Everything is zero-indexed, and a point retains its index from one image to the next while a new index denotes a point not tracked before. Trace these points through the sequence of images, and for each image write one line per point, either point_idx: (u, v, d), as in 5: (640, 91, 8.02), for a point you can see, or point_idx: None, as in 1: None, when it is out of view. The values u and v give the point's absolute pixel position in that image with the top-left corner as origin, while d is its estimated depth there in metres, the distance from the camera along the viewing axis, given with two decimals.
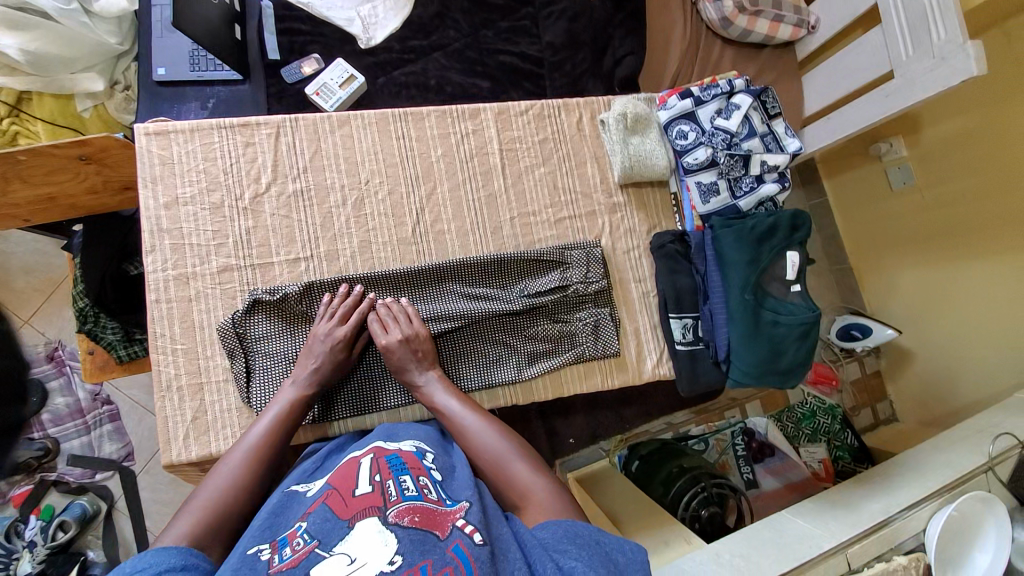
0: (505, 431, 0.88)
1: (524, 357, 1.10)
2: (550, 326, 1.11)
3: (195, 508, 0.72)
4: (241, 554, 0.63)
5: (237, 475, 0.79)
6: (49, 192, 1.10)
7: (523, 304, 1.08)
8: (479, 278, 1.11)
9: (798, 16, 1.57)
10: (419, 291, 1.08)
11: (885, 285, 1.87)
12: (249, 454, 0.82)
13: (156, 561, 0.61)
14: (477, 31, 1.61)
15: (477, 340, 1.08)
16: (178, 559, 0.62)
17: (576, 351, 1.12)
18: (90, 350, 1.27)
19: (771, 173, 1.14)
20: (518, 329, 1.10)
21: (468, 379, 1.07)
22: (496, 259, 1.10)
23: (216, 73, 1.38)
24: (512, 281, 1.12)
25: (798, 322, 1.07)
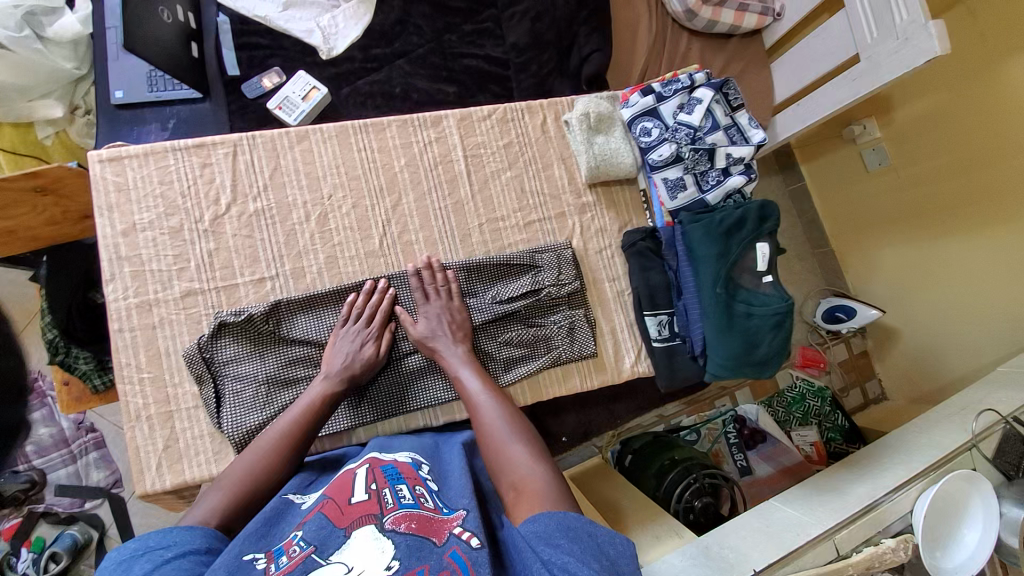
0: (517, 416, 0.88)
1: (501, 364, 1.09)
2: (524, 331, 1.10)
3: (229, 482, 0.79)
4: (235, 559, 0.64)
5: (263, 461, 0.82)
6: (9, 226, 1.08)
7: (496, 311, 1.08)
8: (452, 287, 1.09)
9: (762, 4, 1.58)
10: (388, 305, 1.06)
11: (865, 264, 1.87)
12: (280, 440, 0.85)
13: (184, 540, 0.65)
14: (440, 35, 1.60)
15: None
16: (203, 542, 0.67)
17: (551, 355, 1.11)
18: (65, 381, 1.22)
19: (737, 165, 1.14)
20: (493, 336, 1.09)
21: (443, 390, 1.06)
22: (467, 266, 1.09)
23: (174, 92, 1.35)
24: (484, 287, 1.11)
25: (771, 312, 1.07)
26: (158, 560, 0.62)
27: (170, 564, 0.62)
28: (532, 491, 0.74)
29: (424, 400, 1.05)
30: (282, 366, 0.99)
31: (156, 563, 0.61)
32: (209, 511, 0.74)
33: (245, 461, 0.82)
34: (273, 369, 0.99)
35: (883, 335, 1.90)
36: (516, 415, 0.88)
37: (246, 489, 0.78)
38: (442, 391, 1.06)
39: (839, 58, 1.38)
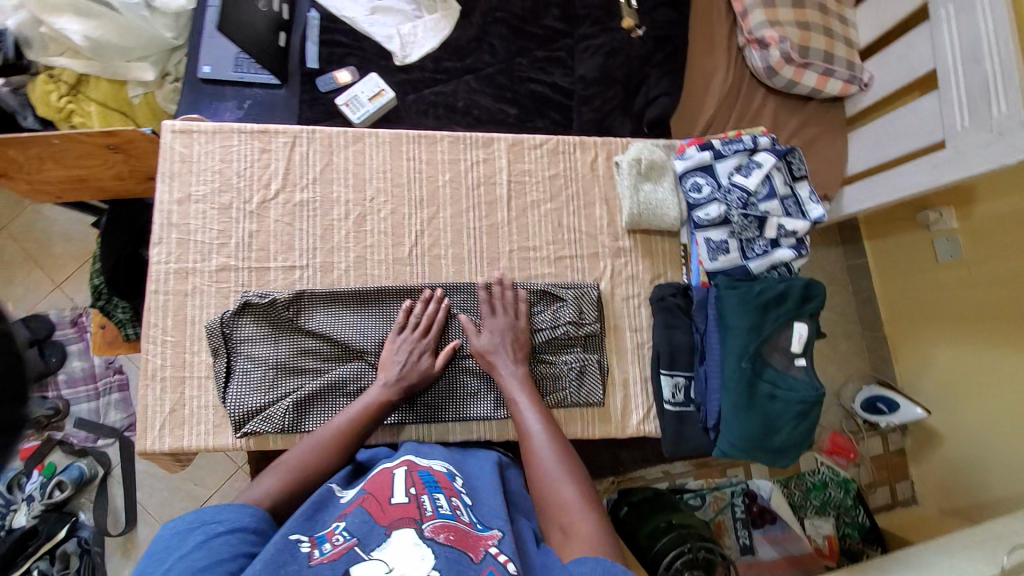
0: (575, 458, 0.86)
1: (501, 395, 1.08)
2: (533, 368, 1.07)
3: (289, 464, 0.83)
4: (284, 538, 0.67)
5: (322, 453, 0.86)
6: (79, 174, 1.18)
7: None
8: (471, 306, 1.09)
9: (851, 72, 1.51)
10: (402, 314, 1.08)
11: (917, 358, 1.73)
12: (336, 434, 0.89)
13: (232, 517, 0.69)
14: (513, 57, 1.62)
15: (456, 370, 1.07)
16: (252, 521, 0.70)
17: (555, 397, 1.07)
18: (102, 324, 1.31)
19: (788, 238, 1.08)
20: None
21: (445, 409, 1.06)
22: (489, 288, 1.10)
23: (256, 76, 1.45)
24: None
25: (798, 398, 1.00)
26: (209, 532, 0.66)
27: (220, 537, 0.66)
28: (580, 533, 0.73)
29: (419, 416, 1.05)
30: (293, 355, 1.02)
31: (208, 534, 0.66)
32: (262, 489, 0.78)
33: (309, 446, 0.87)
34: (283, 356, 1.02)
35: (923, 436, 1.74)
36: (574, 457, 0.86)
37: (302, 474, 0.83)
38: (437, 411, 1.06)
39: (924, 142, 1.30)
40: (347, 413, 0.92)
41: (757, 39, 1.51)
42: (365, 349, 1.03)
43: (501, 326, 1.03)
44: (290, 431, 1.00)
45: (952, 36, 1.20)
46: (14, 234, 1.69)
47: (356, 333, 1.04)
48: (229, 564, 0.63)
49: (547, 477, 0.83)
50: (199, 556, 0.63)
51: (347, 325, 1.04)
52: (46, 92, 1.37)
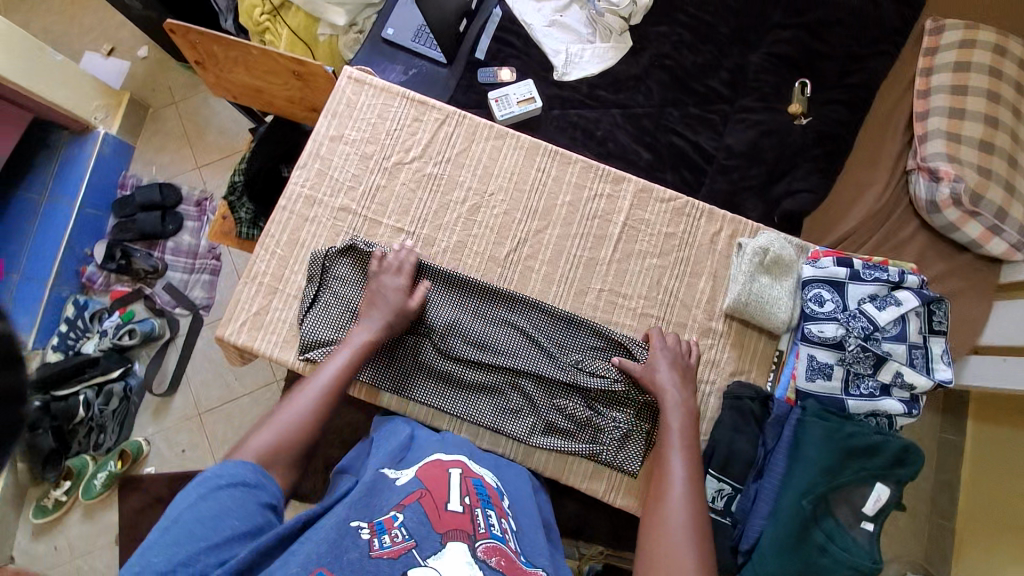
0: (704, 528, 0.84)
1: (541, 423, 1.06)
2: (580, 409, 1.05)
3: (287, 421, 0.84)
4: (344, 523, 0.72)
5: (310, 403, 0.87)
6: (260, 86, 1.31)
7: (570, 377, 1.05)
8: (545, 326, 1.09)
9: (1020, 239, 1.36)
10: (479, 308, 1.09)
11: (986, 569, 1.49)
12: (325, 387, 0.89)
13: (236, 472, 0.74)
14: (665, 106, 1.61)
15: (508, 381, 1.07)
16: (254, 477, 0.74)
17: (592, 447, 1.05)
18: (224, 216, 1.44)
19: (901, 390, 0.98)
20: (550, 395, 1.06)
21: (482, 412, 1.05)
22: (569, 317, 1.09)
23: (428, 50, 1.56)
24: (570, 347, 1.08)
25: (849, 563, 0.90)
26: (212, 485, 0.71)
27: (223, 490, 0.71)
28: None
29: (458, 410, 1.05)
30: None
31: (210, 488, 0.71)
32: (256, 447, 0.80)
33: (299, 403, 0.86)
34: (362, 305, 1.07)
35: None
36: (705, 529, 0.84)
37: (305, 429, 0.84)
38: (476, 412, 1.06)
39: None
40: (332, 367, 0.91)
41: (930, 168, 1.39)
42: (435, 328, 1.06)
43: (671, 364, 1.02)
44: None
45: None
46: (182, 113, 1.91)
47: (432, 310, 1.07)
48: (236, 516, 0.69)
49: (671, 530, 0.83)
50: (205, 508, 0.69)
51: (428, 300, 1.08)
52: (253, 6, 1.56)
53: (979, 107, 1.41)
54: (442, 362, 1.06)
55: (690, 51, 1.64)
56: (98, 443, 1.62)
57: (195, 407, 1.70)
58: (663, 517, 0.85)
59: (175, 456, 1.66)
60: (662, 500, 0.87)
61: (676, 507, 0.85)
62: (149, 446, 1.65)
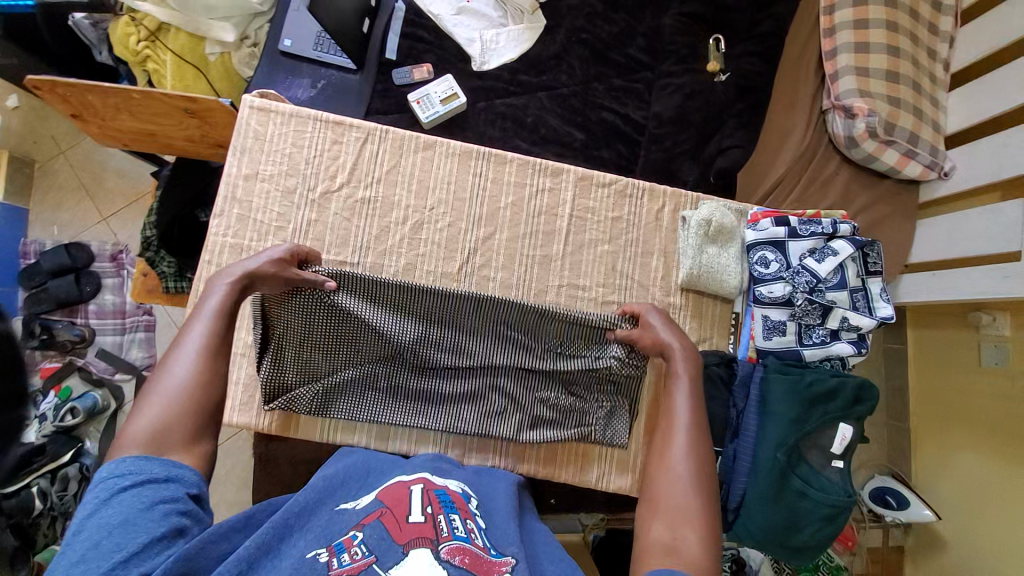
0: (709, 469, 0.80)
1: (526, 419, 1.05)
2: (563, 398, 1.06)
3: (167, 397, 0.74)
4: (300, 557, 0.65)
5: (191, 369, 0.77)
6: (152, 129, 1.19)
7: (550, 365, 1.04)
8: (516, 323, 1.05)
9: (932, 158, 1.44)
10: (444, 318, 1.04)
11: (939, 460, 1.66)
12: (201, 350, 0.79)
13: (141, 468, 0.67)
14: (589, 82, 1.59)
15: (487, 386, 1.06)
16: (162, 470, 0.67)
17: (580, 429, 1.06)
18: (145, 272, 1.33)
19: (849, 332, 1.04)
20: (531, 390, 1.06)
21: (464, 423, 1.04)
22: (539, 309, 1.04)
23: (334, 58, 1.45)
24: (546, 334, 1.05)
25: (828, 502, 0.97)
26: (113, 488, 0.64)
27: (127, 492, 0.64)
28: (685, 556, 0.70)
29: (442, 424, 1.04)
30: (330, 342, 1.01)
31: (109, 494, 0.63)
32: (139, 430, 0.70)
33: (175, 373, 0.76)
34: (319, 342, 1.00)
35: (926, 537, 1.66)
36: (710, 473, 0.80)
37: (193, 397, 0.75)
38: (460, 422, 1.04)
39: (997, 250, 1.29)
40: (200, 328, 0.81)
41: (844, 107, 1.42)
42: (403, 346, 1.02)
43: (663, 321, 1.00)
44: (318, 412, 1.02)
45: None
46: (72, 164, 1.72)
47: (396, 328, 1.02)
48: (150, 514, 0.62)
49: (674, 473, 0.79)
50: (111, 515, 0.61)
51: (389, 319, 1.02)
52: (126, 34, 1.39)
53: (881, 39, 1.43)
54: (418, 379, 1.05)
55: (604, 21, 1.61)
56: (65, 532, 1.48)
57: None
58: (670, 460, 0.80)
59: None
60: (667, 444, 0.83)
61: (681, 450, 0.81)
62: None
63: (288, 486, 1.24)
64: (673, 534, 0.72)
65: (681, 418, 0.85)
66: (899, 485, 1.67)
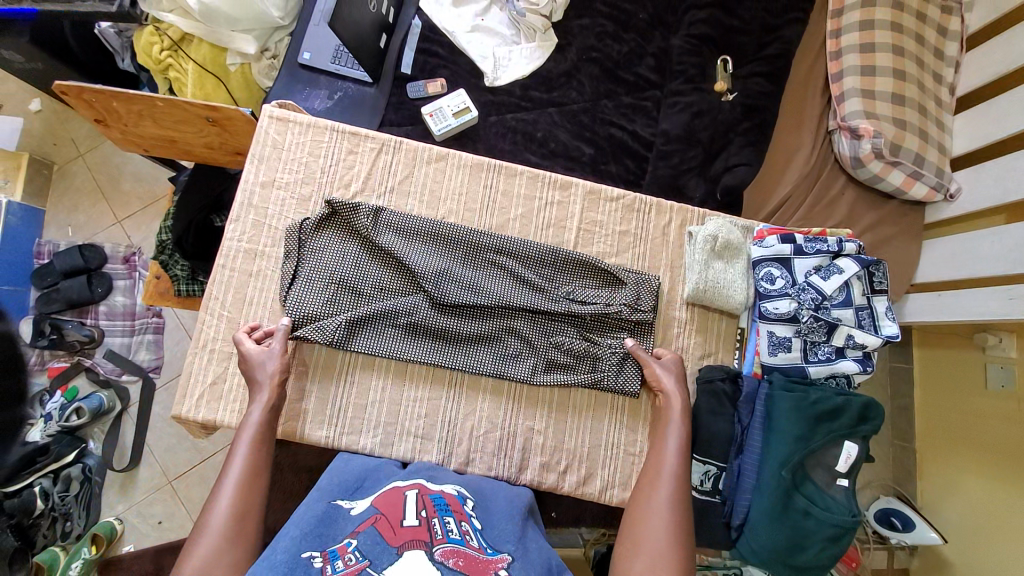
0: (685, 526, 0.89)
1: (541, 362, 1.08)
2: (578, 342, 1.09)
3: (214, 532, 0.80)
4: (296, 556, 0.72)
5: (240, 486, 0.85)
6: (172, 135, 1.22)
7: (565, 307, 1.08)
8: (532, 265, 1.11)
9: (939, 180, 1.46)
10: (467, 255, 1.10)
11: (945, 484, 1.64)
12: (246, 467, 0.87)
13: None
14: (598, 99, 1.62)
15: (503, 328, 1.08)
16: None
17: (593, 375, 1.08)
18: (158, 275, 1.36)
19: (855, 350, 1.04)
20: (546, 332, 1.09)
21: (482, 362, 1.07)
22: (555, 251, 1.11)
23: (351, 71, 1.49)
24: (558, 282, 1.12)
25: (832, 522, 0.96)
26: None
27: None
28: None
29: (459, 362, 1.06)
30: (356, 272, 1.05)
31: None
32: (200, 558, 0.77)
33: (219, 505, 0.83)
34: (345, 271, 1.05)
35: (932, 563, 1.63)
36: (684, 528, 0.88)
37: (233, 531, 0.81)
38: (476, 362, 1.07)
39: (999, 272, 1.30)
40: (244, 448, 0.89)
41: (851, 128, 1.46)
42: (426, 280, 1.05)
43: (672, 365, 1.07)
44: (338, 345, 1.03)
45: None
46: (91, 167, 1.76)
47: (421, 261, 1.06)
48: None
49: (651, 527, 0.88)
50: None
51: (417, 252, 1.07)
52: (150, 44, 1.44)
53: (887, 63, 1.46)
54: (438, 317, 1.06)
55: (613, 40, 1.65)
56: (66, 533, 1.48)
57: (164, 476, 1.60)
58: (647, 518, 0.89)
59: (153, 529, 1.57)
60: (654, 485, 0.94)
61: (662, 506, 0.90)
62: (123, 524, 1.55)
63: (290, 493, 1.24)
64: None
65: (666, 474, 0.94)
66: (905, 508, 1.64)
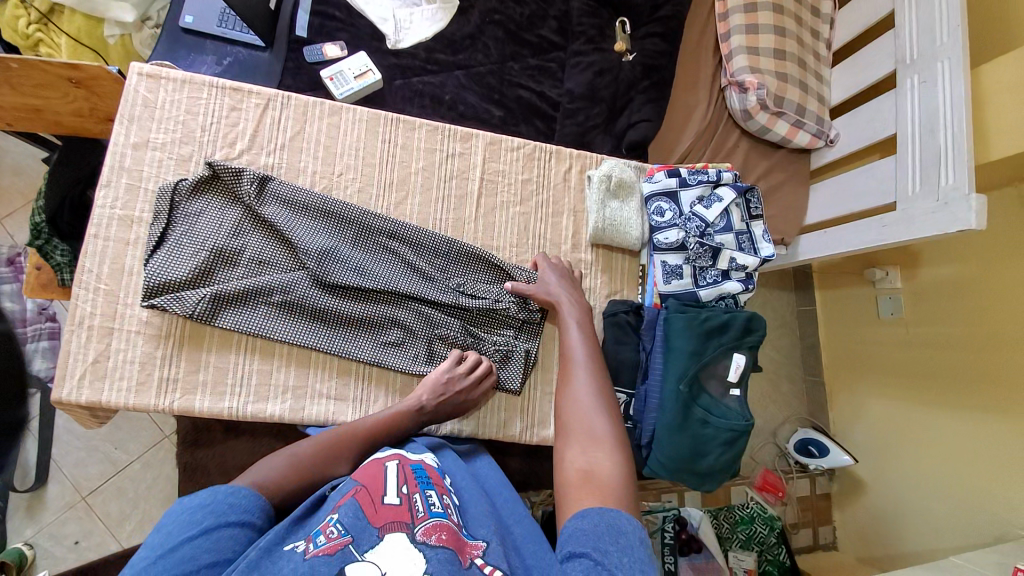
0: (608, 397, 0.93)
1: (423, 351, 1.07)
2: (463, 335, 1.09)
3: (296, 453, 0.84)
4: (276, 544, 0.68)
5: (335, 439, 0.88)
6: (36, 104, 1.11)
7: (454, 298, 1.08)
8: (425, 254, 1.10)
9: (818, 127, 1.55)
10: (359, 237, 1.07)
11: (852, 407, 1.80)
12: (352, 429, 0.90)
13: (233, 503, 0.71)
14: (505, 61, 1.64)
15: (386, 317, 1.05)
16: (231, 514, 0.70)
17: None
18: (39, 266, 1.25)
19: (738, 272, 1.14)
20: (430, 323, 1.07)
21: (359, 349, 1.04)
22: (450, 242, 1.11)
23: (240, 34, 1.42)
24: (451, 271, 1.11)
25: (727, 427, 1.05)
26: (218, 519, 0.68)
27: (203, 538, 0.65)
28: (600, 478, 0.77)
29: (336, 347, 1.03)
30: (234, 239, 1.00)
31: (206, 526, 0.67)
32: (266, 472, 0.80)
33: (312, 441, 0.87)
34: (220, 240, 0.99)
35: (849, 484, 1.81)
36: (609, 404, 0.91)
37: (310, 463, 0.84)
38: (354, 349, 1.03)
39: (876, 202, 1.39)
40: (365, 421, 0.92)
41: (738, 82, 1.51)
42: (308, 257, 1.01)
43: (557, 275, 1.11)
44: (201, 321, 0.97)
45: (912, 104, 1.29)
46: None
47: (306, 235, 1.02)
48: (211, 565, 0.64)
49: (582, 412, 0.89)
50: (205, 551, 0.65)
51: (299, 225, 1.03)
52: (16, 17, 1.31)
53: (768, 19, 1.53)
54: (319, 296, 1.02)
55: (516, 3, 1.67)
56: None
57: (76, 493, 1.46)
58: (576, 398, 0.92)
59: (69, 551, 1.43)
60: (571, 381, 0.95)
61: (583, 391, 0.92)
62: (34, 548, 1.41)
63: None
64: (586, 457, 0.81)
65: (579, 368, 0.97)
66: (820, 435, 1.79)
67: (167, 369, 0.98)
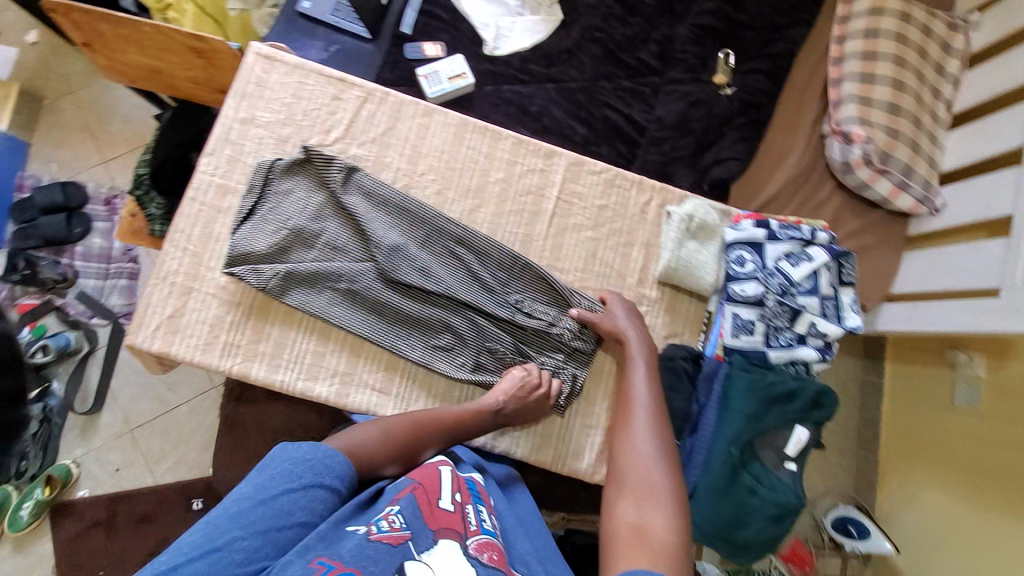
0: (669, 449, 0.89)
1: (471, 361, 1.06)
2: (514, 352, 1.07)
3: (380, 427, 0.87)
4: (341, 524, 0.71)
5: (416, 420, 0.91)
6: (158, 66, 1.21)
7: (511, 315, 1.07)
8: (489, 265, 1.09)
9: (925, 192, 1.42)
10: (427, 238, 1.08)
11: (905, 495, 1.63)
12: (432, 415, 0.93)
13: (329, 466, 0.76)
14: (598, 80, 1.62)
15: (441, 322, 1.06)
16: (328, 478, 0.75)
17: None
18: (134, 213, 1.34)
19: (815, 339, 1.06)
20: (483, 334, 1.07)
21: (410, 347, 1.05)
22: (517, 257, 1.09)
23: (350, 25, 1.47)
24: (512, 286, 1.09)
25: (775, 501, 0.99)
26: (316, 478, 0.74)
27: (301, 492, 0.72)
28: (652, 538, 0.75)
29: (389, 342, 1.04)
30: (314, 222, 1.04)
31: (310, 482, 0.74)
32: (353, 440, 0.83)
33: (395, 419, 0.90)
34: (302, 221, 1.03)
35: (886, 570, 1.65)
36: (669, 458, 0.87)
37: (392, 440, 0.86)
38: (405, 347, 1.05)
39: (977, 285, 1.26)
40: (444, 411, 0.95)
41: (843, 132, 1.43)
42: (379, 251, 1.03)
43: (624, 309, 1.08)
44: (272, 296, 1.02)
45: None
46: (81, 103, 1.71)
47: (381, 230, 1.05)
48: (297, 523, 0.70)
49: (638, 463, 0.86)
50: (302, 508, 0.71)
51: (376, 219, 1.06)
52: None
53: (889, 72, 1.43)
54: (382, 290, 1.04)
55: (619, 23, 1.65)
56: None
57: (125, 424, 1.57)
58: (635, 446, 0.88)
59: (110, 476, 1.54)
60: (631, 430, 0.91)
61: (641, 438, 0.89)
62: (78, 468, 1.53)
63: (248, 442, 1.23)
64: (637, 512, 0.79)
65: (638, 413, 0.93)
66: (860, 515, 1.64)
67: (232, 333, 1.03)
